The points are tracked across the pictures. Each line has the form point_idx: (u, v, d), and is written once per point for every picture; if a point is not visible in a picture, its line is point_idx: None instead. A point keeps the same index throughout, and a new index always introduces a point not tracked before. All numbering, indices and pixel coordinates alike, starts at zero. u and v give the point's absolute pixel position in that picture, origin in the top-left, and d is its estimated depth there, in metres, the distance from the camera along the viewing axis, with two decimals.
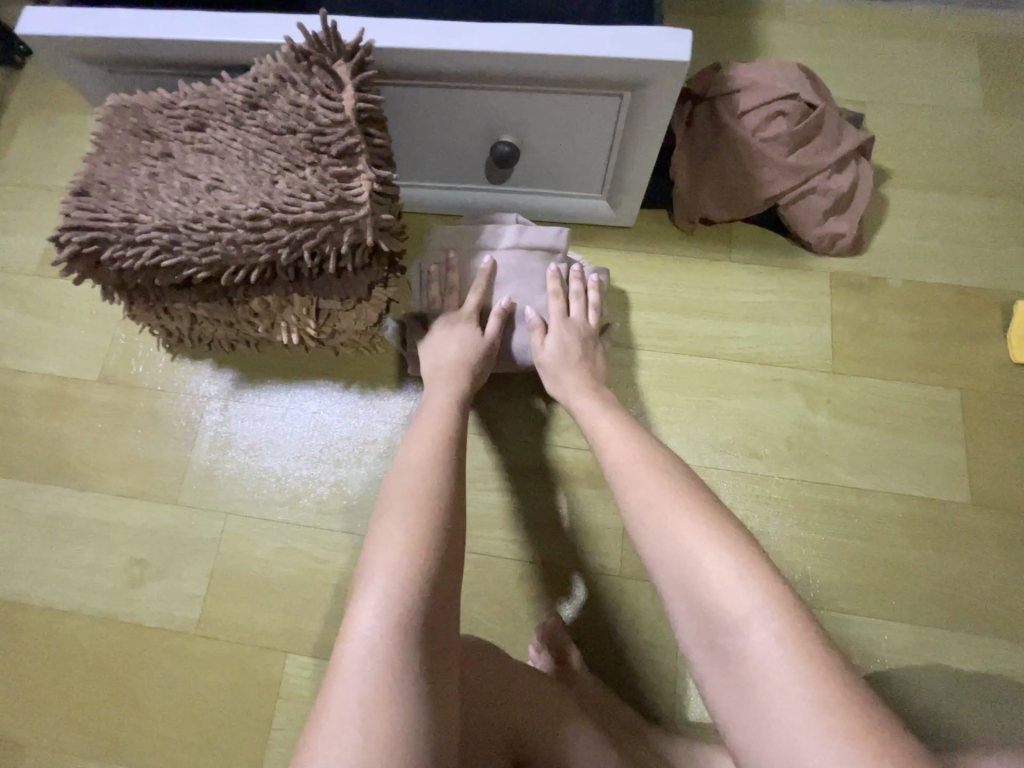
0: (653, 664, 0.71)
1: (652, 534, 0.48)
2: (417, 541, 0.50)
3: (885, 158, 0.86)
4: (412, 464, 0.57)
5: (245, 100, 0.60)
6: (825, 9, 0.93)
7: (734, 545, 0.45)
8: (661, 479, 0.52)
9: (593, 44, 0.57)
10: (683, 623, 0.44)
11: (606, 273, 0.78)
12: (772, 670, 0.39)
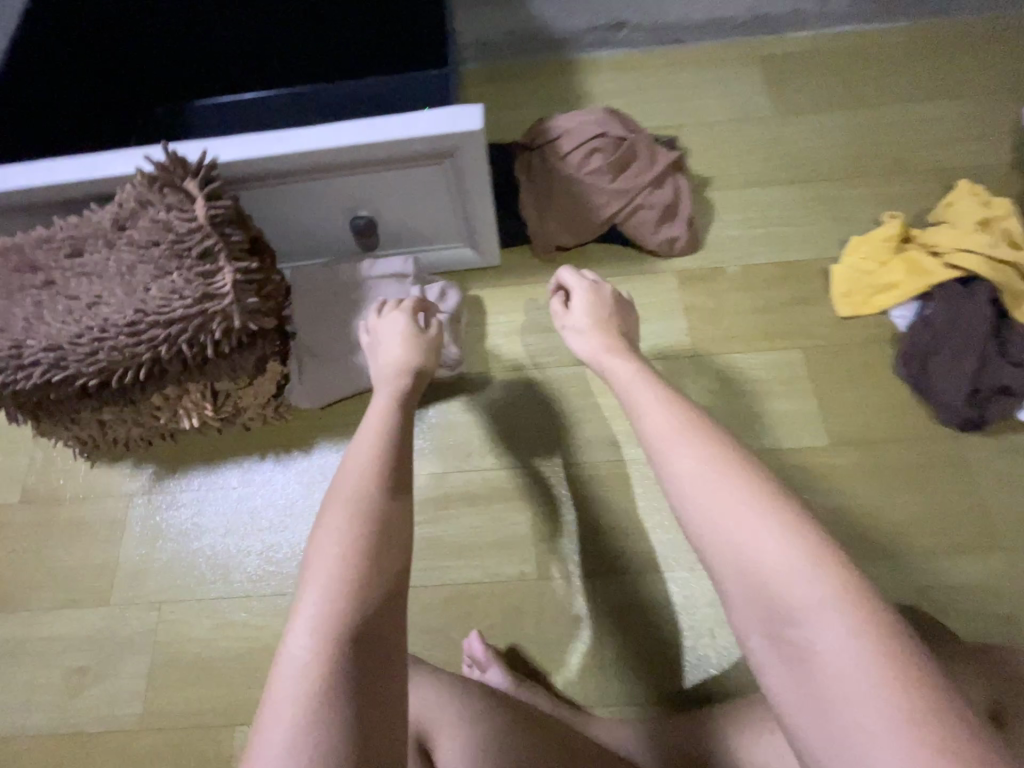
0: (582, 653, 0.76)
1: (704, 512, 0.43)
2: (365, 545, 0.45)
3: (703, 168, 1.01)
4: (352, 468, 0.52)
5: (114, 224, 0.67)
6: (630, 63, 1.11)
7: (803, 529, 0.40)
8: (704, 445, 0.47)
9: (402, 129, 0.67)
10: (742, 610, 0.40)
11: (456, 289, 0.88)
12: (848, 671, 0.35)
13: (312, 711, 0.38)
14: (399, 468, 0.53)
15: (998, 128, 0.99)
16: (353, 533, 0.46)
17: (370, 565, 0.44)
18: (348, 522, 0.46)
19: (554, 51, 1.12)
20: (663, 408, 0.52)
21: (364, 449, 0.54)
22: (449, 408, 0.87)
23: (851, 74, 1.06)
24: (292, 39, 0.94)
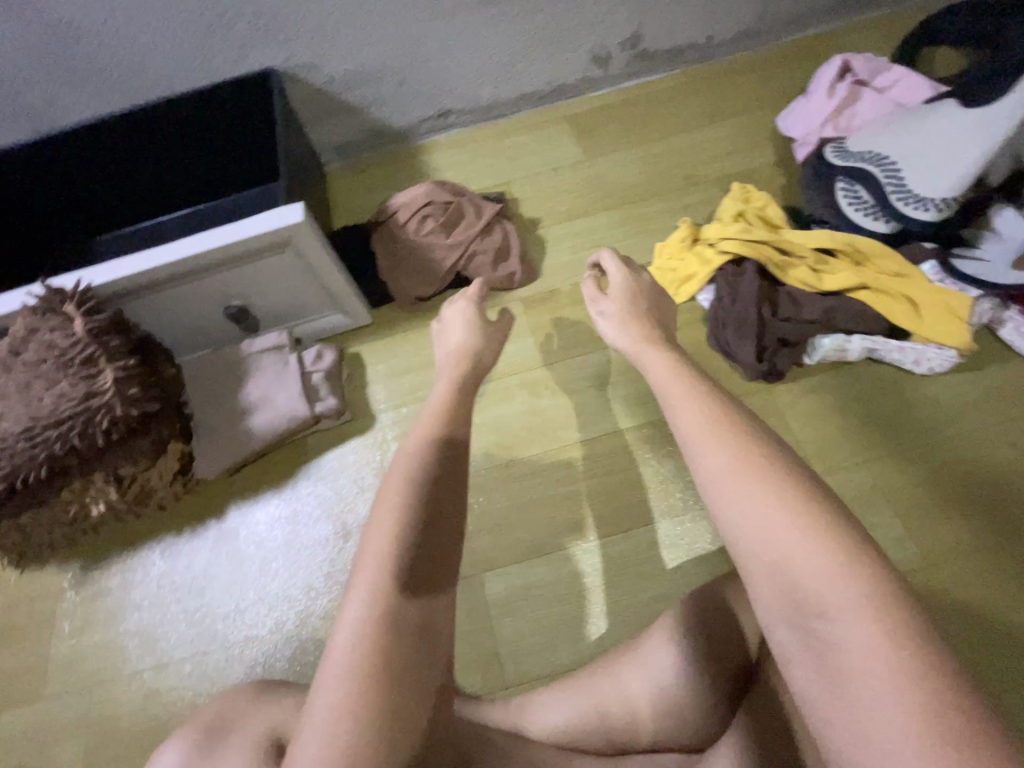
0: (479, 644, 0.86)
1: (746, 499, 0.41)
2: (405, 550, 0.49)
3: (532, 211, 1.19)
4: (398, 473, 0.55)
5: (7, 352, 0.79)
6: (464, 140, 1.33)
7: (837, 532, 0.38)
8: (736, 438, 0.45)
9: (240, 231, 0.82)
10: (767, 599, 0.39)
11: (333, 350, 1.02)
12: (867, 666, 0.33)
13: (351, 684, 0.42)
14: (439, 474, 0.55)
15: (762, 138, 1.21)
16: (394, 535, 0.49)
17: (409, 548, 0.49)
18: (387, 525, 0.49)
19: (400, 141, 1.33)
20: (694, 404, 0.50)
21: (407, 455, 0.56)
22: (340, 454, 0.99)
23: (642, 116, 1.28)
24: (168, 197, 1.19)
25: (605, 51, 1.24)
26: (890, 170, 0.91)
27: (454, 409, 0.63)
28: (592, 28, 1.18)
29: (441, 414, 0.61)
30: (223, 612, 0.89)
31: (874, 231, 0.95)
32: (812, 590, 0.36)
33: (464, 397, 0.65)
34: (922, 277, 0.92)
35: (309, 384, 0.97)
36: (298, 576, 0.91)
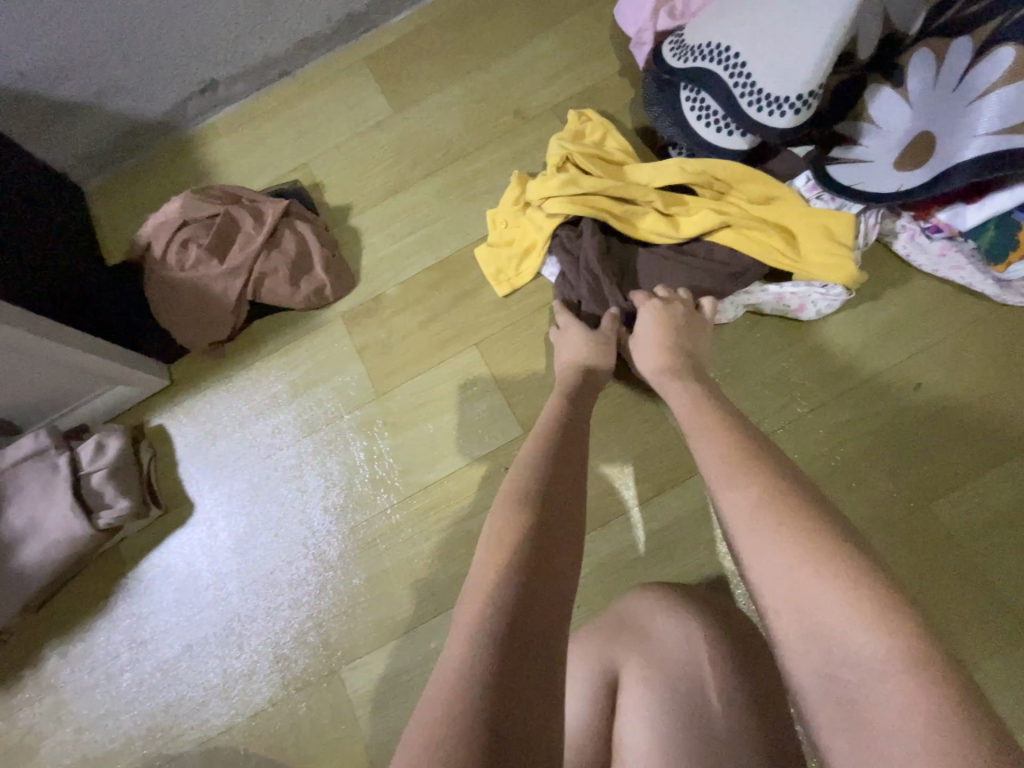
0: (352, 746, 0.73)
1: (754, 534, 0.42)
2: (527, 538, 0.43)
3: (339, 198, 0.96)
4: (511, 485, 0.50)
5: None
6: (247, 118, 1.05)
7: (864, 577, 0.37)
8: (758, 479, 0.45)
9: None
10: (791, 650, 0.38)
11: (117, 433, 0.82)
12: (897, 727, 0.32)
13: (474, 658, 0.34)
14: (556, 475, 0.51)
15: (603, 43, 0.96)
16: (507, 530, 0.44)
17: (542, 470, 0.51)
18: (504, 523, 0.45)
19: (167, 133, 1.05)
20: (712, 442, 0.51)
21: (524, 464, 0.53)
22: (160, 559, 0.82)
23: (456, 40, 1.01)
24: None
25: None
26: (733, 65, 0.71)
27: (562, 418, 0.60)
28: None
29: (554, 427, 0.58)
30: None
31: (732, 150, 0.76)
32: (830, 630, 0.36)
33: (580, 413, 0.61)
34: (794, 195, 0.75)
35: (87, 490, 0.77)
36: (135, 712, 0.77)
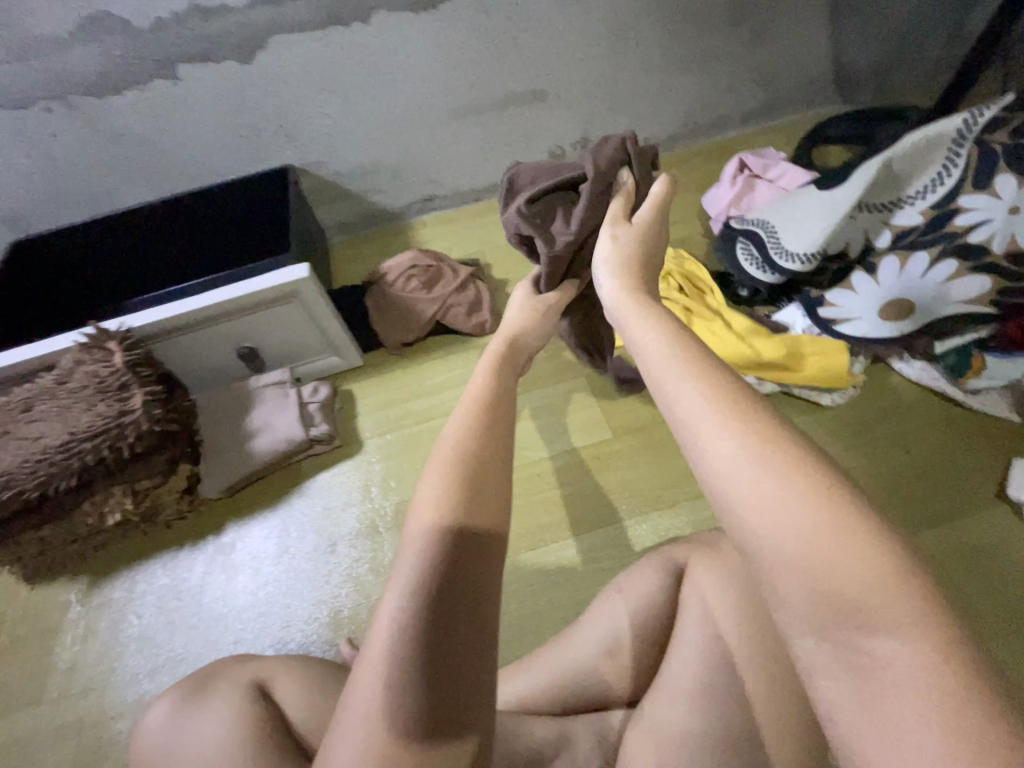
0: None
1: (763, 496, 0.41)
2: (431, 675, 0.43)
3: (502, 273, 1.42)
4: (393, 610, 0.46)
5: (57, 381, 0.97)
6: (447, 217, 1.59)
7: (870, 536, 0.38)
8: (751, 430, 0.44)
9: (254, 285, 1.01)
10: (793, 609, 0.39)
11: (329, 386, 1.18)
12: (904, 680, 0.34)
13: None
14: (450, 564, 0.47)
15: (692, 214, 1.46)
16: (402, 688, 0.43)
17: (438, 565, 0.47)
18: (399, 670, 0.43)
19: (394, 220, 1.58)
20: (694, 389, 0.49)
21: (405, 575, 0.47)
22: (326, 478, 1.11)
23: None
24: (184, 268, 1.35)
25: (561, 149, 1.53)
26: (771, 233, 1.16)
27: (454, 495, 0.51)
28: (549, 131, 1.48)
29: (449, 508, 0.50)
30: (215, 620, 0.98)
31: (763, 281, 1.17)
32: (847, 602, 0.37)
33: (481, 465, 0.54)
34: (811, 336, 1.10)
35: (306, 413, 1.12)
36: (284, 583, 1.00)
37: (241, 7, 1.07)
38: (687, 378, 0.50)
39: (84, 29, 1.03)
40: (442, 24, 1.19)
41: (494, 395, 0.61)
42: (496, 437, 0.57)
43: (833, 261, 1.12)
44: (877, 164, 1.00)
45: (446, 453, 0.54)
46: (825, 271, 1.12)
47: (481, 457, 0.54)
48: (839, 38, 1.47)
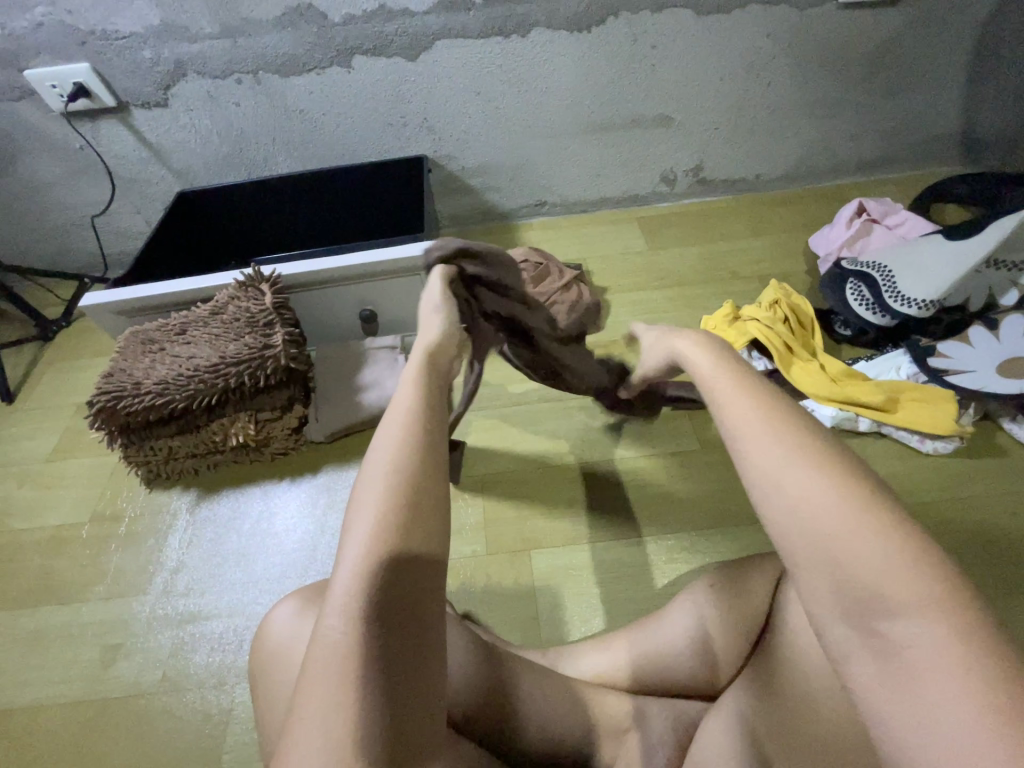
0: (516, 610, 0.96)
1: (781, 488, 0.41)
2: (373, 690, 0.41)
3: (601, 282, 1.47)
4: (333, 628, 0.43)
5: (212, 312, 1.10)
6: (554, 222, 1.66)
7: (899, 529, 0.37)
8: (788, 432, 0.43)
9: (391, 255, 1.12)
10: (820, 598, 0.38)
11: None
12: (935, 666, 0.33)
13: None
14: (395, 584, 0.44)
15: (797, 253, 1.47)
16: (346, 699, 0.40)
17: (377, 576, 0.44)
18: (341, 690, 0.41)
19: (502, 220, 1.66)
20: (739, 391, 0.47)
21: (343, 591, 0.43)
22: None
23: (699, 225, 1.59)
24: (313, 235, 1.48)
25: (673, 174, 1.58)
26: (887, 277, 1.16)
27: (392, 509, 0.46)
28: (665, 156, 1.54)
29: (386, 530, 0.45)
30: (301, 550, 1.05)
31: (870, 322, 1.17)
32: (870, 592, 0.36)
33: (427, 480, 0.48)
34: (912, 383, 1.09)
35: None
36: None
37: (420, 12, 1.22)
38: (719, 380, 0.49)
39: (287, 17, 1.19)
40: (590, 45, 1.31)
41: (432, 399, 0.54)
42: (435, 447, 0.51)
43: (952, 314, 1.15)
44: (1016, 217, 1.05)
45: (386, 466, 0.48)
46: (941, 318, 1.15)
47: (423, 471, 0.48)
48: (973, 100, 1.47)
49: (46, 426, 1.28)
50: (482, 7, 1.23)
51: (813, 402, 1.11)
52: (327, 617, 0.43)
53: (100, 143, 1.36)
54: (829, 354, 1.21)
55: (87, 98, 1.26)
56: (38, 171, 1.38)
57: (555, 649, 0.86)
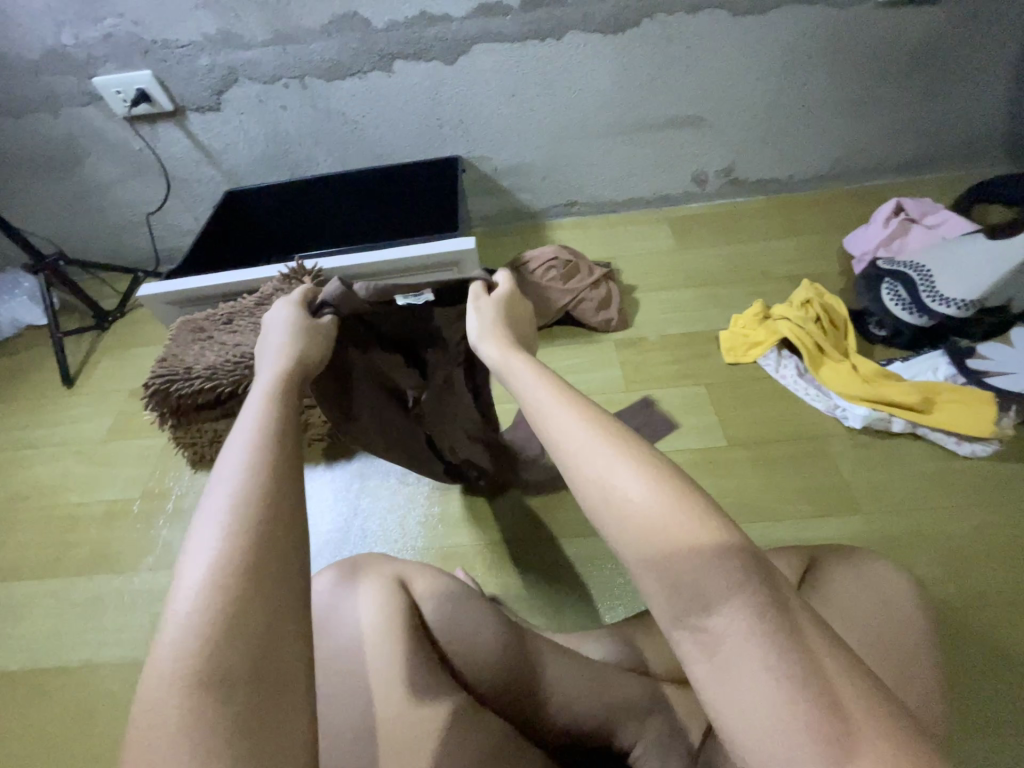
0: (539, 595, 0.98)
1: (610, 504, 0.42)
2: (218, 751, 0.33)
3: (629, 280, 1.48)
4: (161, 678, 0.35)
5: (258, 304, 1.16)
6: (583, 221, 1.67)
7: (708, 522, 0.40)
8: (610, 438, 0.46)
9: (429, 251, 1.16)
10: (658, 601, 0.39)
11: None
12: (744, 650, 0.36)
13: None
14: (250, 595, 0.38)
15: (831, 253, 1.45)
16: (201, 715, 0.34)
17: (232, 582, 0.38)
18: (184, 724, 0.33)
19: (533, 219, 1.69)
20: (567, 409, 0.50)
21: (187, 612, 0.37)
22: None
23: (729, 225, 1.59)
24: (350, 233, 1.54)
25: (706, 174, 1.59)
26: (925, 277, 1.14)
27: (250, 510, 0.41)
28: (696, 156, 1.55)
29: (238, 538, 0.40)
30: (335, 531, 1.09)
31: (906, 322, 1.16)
32: (690, 585, 0.38)
33: (282, 505, 0.43)
34: (947, 383, 1.08)
35: None
36: (397, 513, 1.10)
37: (459, 17, 1.26)
38: (551, 406, 0.51)
39: (333, 24, 1.25)
40: (625, 47, 1.33)
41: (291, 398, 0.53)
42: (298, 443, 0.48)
43: (993, 314, 1.13)
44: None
45: (237, 469, 0.44)
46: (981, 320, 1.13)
47: (279, 478, 0.44)
48: (1021, 99, 1.43)
49: (100, 408, 1.37)
50: (520, 11, 1.26)
51: (844, 401, 1.10)
52: (166, 637, 0.36)
53: (158, 145, 1.45)
54: (862, 355, 1.19)
55: (148, 103, 1.35)
56: (99, 171, 1.48)
57: (575, 635, 0.88)
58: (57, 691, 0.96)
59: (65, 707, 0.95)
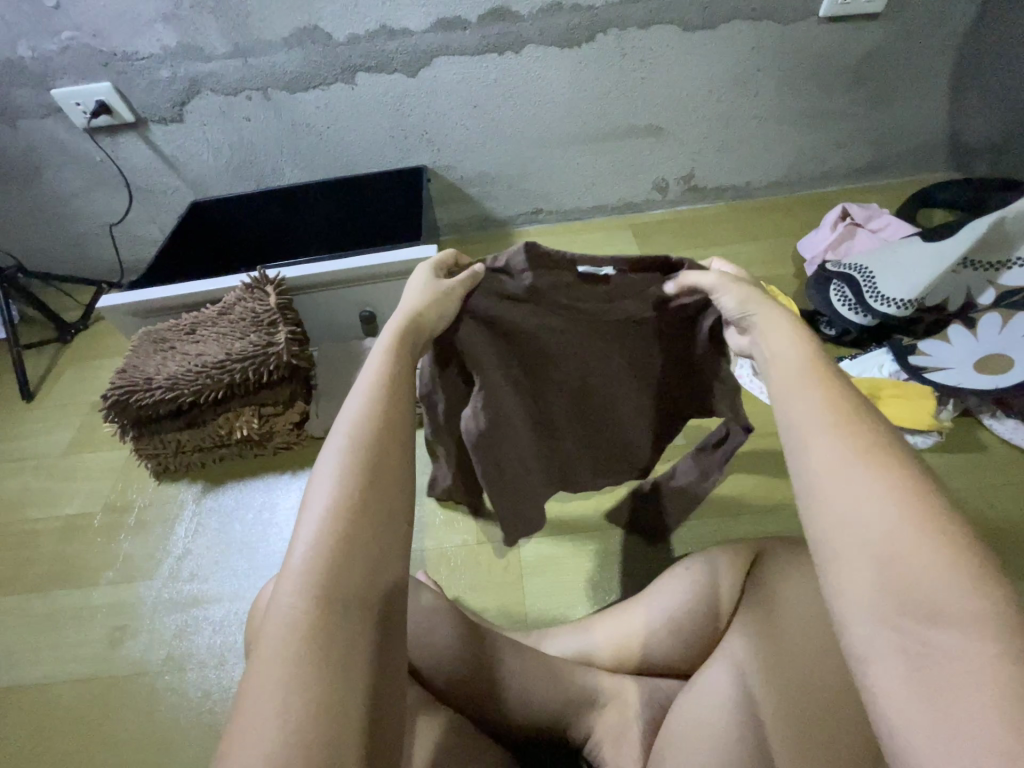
0: (505, 595, 0.99)
1: (848, 496, 0.39)
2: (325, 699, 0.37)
3: None
4: (288, 608, 0.40)
5: (219, 312, 1.16)
6: (549, 228, 1.71)
7: (967, 547, 0.36)
8: (856, 439, 0.41)
9: (390, 257, 1.17)
10: (863, 598, 0.37)
11: None
12: (966, 672, 0.33)
13: None
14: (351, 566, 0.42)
15: (785, 257, 1.51)
16: (306, 677, 0.38)
17: (340, 549, 0.42)
18: (296, 682, 0.37)
19: (500, 227, 1.71)
20: (813, 394, 0.45)
21: (301, 568, 0.41)
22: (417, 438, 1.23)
23: (690, 231, 1.64)
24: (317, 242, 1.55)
25: (665, 181, 1.63)
26: (868, 278, 1.20)
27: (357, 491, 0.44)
28: (654, 165, 1.59)
29: (345, 510, 0.43)
30: None
31: (853, 321, 1.21)
32: (926, 599, 0.35)
33: (388, 487, 0.45)
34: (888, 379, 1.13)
35: None
36: None
37: (420, 31, 1.29)
38: (807, 390, 0.46)
39: (295, 37, 1.27)
40: (581, 61, 1.37)
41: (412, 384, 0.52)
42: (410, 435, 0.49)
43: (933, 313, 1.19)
44: (987, 221, 1.09)
45: (345, 445, 0.46)
46: (922, 318, 1.19)
47: (386, 460, 0.46)
48: (957, 110, 1.52)
49: (61, 422, 1.34)
50: (479, 26, 1.30)
51: None
52: (284, 591, 0.40)
53: (120, 156, 1.44)
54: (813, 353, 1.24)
55: (108, 115, 1.34)
56: (58, 182, 1.47)
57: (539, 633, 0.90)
58: (13, 710, 0.94)
59: (21, 725, 0.93)
